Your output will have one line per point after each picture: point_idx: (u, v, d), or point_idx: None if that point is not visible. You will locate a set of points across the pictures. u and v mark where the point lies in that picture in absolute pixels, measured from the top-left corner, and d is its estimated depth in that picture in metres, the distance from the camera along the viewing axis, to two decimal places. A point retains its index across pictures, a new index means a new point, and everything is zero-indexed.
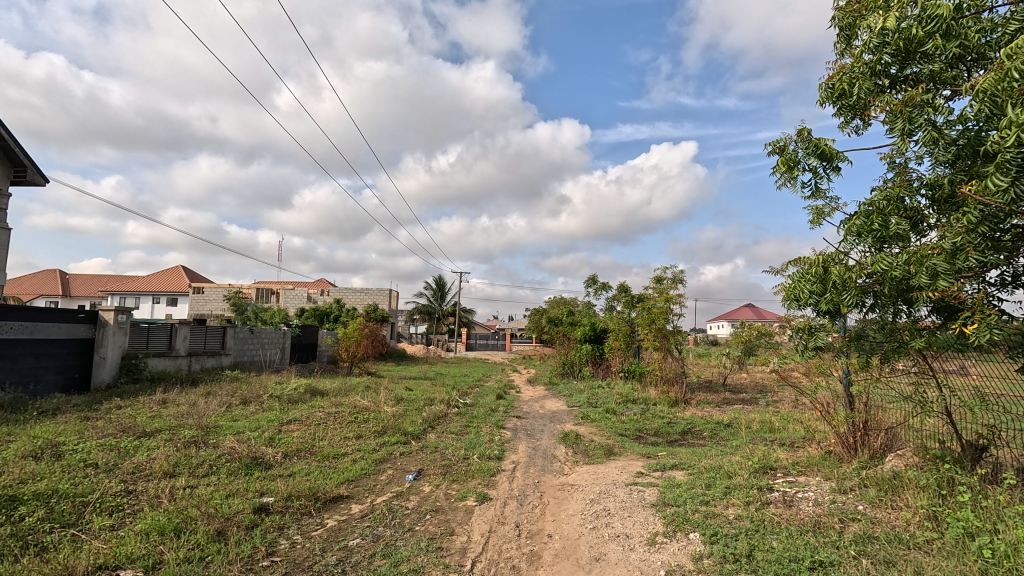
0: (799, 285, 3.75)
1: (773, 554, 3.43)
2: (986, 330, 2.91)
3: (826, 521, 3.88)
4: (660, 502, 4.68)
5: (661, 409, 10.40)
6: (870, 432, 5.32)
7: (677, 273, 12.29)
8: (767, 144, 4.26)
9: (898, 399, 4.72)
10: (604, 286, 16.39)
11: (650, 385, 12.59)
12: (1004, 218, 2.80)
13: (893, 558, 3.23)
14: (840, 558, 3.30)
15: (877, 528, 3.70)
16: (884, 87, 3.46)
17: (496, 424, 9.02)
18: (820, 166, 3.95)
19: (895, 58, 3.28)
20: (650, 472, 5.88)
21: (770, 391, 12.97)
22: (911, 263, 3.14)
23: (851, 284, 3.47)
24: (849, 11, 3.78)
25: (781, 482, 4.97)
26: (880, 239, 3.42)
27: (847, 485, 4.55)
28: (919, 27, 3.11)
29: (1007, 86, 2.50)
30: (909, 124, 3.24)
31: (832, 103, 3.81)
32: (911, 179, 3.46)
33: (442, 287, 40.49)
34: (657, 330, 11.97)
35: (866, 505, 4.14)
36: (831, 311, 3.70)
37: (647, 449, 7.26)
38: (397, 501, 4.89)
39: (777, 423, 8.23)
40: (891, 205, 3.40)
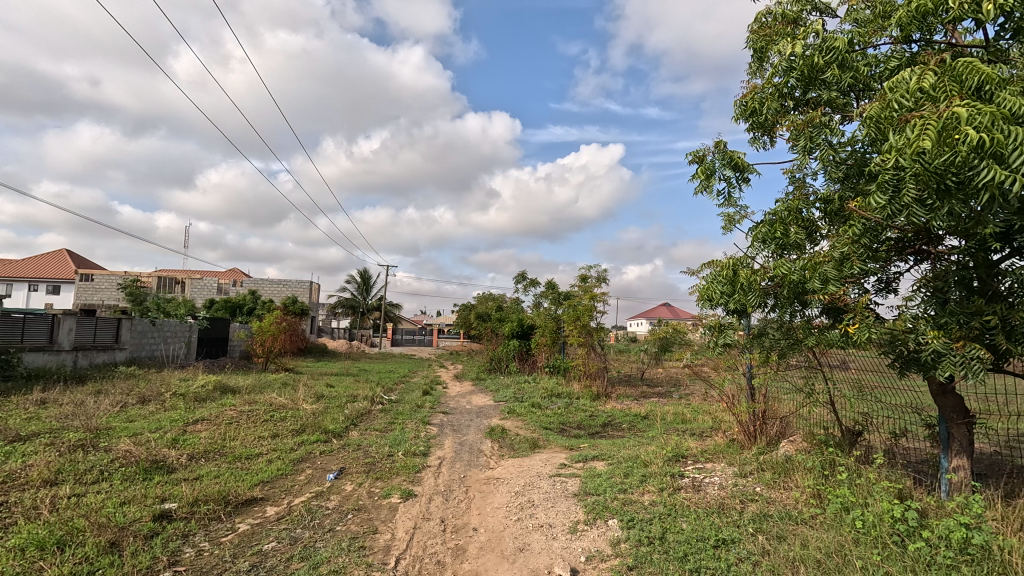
0: (711, 286, 4.04)
1: (682, 535, 3.70)
2: (864, 330, 3.33)
3: (729, 502, 4.24)
4: (581, 492, 4.88)
5: (584, 403, 10.79)
6: (768, 421, 5.82)
7: (601, 272, 12.82)
8: (687, 153, 4.49)
9: (793, 389, 5.28)
10: (532, 282, 16.66)
11: (574, 380, 13.01)
12: (883, 233, 3.18)
13: (784, 533, 3.59)
14: (740, 535, 3.63)
15: (771, 507, 4.08)
16: (789, 108, 3.82)
17: (422, 420, 8.92)
18: (733, 177, 4.27)
19: (799, 82, 3.62)
20: (573, 463, 6.11)
21: (683, 384, 13.84)
22: (807, 268, 3.50)
23: (755, 286, 3.79)
24: (761, 36, 4.11)
25: (691, 468, 5.36)
26: (780, 246, 3.77)
27: (747, 469, 4.99)
28: (819, 56, 3.43)
29: (888, 116, 2.71)
30: (808, 142, 3.60)
31: (744, 118, 4.13)
32: (807, 193, 3.85)
33: (368, 281, 39.43)
34: (582, 326, 12.44)
35: (763, 486, 4.57)
36: (739, 310, 4.03)
37: (570, 442, 7.53)
38: (317, 501, 4.71)
39: (689, 414, 8.84)
40: (791, 216, 3.77)
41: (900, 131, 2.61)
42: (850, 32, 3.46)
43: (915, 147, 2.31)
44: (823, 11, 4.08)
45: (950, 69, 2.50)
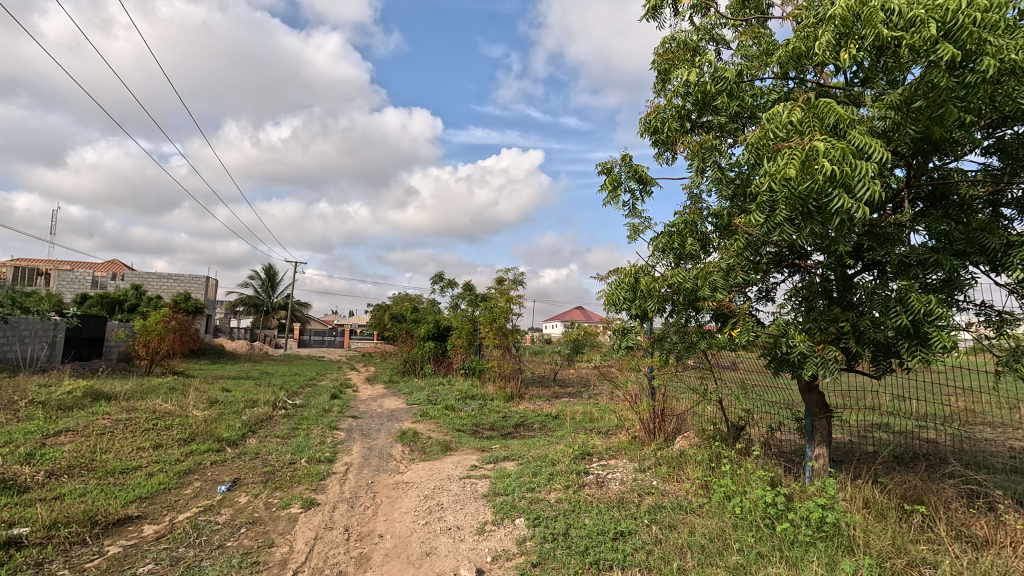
0: (616, 292, 4.26)
1: (584, 530, 3.86)
2: (745, 333, 3.70)
3: (628, 496, 4.49)
4: (491, 492, 4.93)
5: (497, 404, 10.91)
6: (665, 418, 6.26)
7: (517, 275, 13.06)
8: (597, 164, 4.71)
9: (687, 388, 5.72)
10: (449, 283, 16.56)
11: (489, 381, 13.11)
12: (762, 248, 3.56)
13: (675, 522, 3.88)
14: (637, 527, 3.86)
15: (665, 498, 4.39)
16: (687, 129, 4.13)
17: (329, 425, 8.52)
18: (637, 189, 4.54)
19: (695, 106, 3.93)
20: (484, 464, 6.16)
21: (592, 385, 14.47)
22: (699, 277, 3.81)
23: (655, 292, 4.07)
24: (665, 60, 4.42)
25: (595, 465, 5.61)
26: (677, 256, 4.08)
27: (646, 464, 5.33)
28: (712, 84, 3.75)
29: (766, 143, 2.98)
30: (702, 162, 3.95)
31: (648, 134, 4.42)
32: (701, 208, 4.20)
33: (274, 278, 36.98)
34: (498, 328, 12.58)
35: (659, 480, 4.90)
36: (640, 315, 4.30)
37: (482, 443, 7.57)
38: (205, 516, 4.33)
39: (596, 413, 9.24)
40: (687, 228, 4.11)
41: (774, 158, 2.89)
42: (739, 65, 3.84)
43: (782, 174, 2.56)
44: (718, 42, 4.47)
45: (814, 108, 2.77)
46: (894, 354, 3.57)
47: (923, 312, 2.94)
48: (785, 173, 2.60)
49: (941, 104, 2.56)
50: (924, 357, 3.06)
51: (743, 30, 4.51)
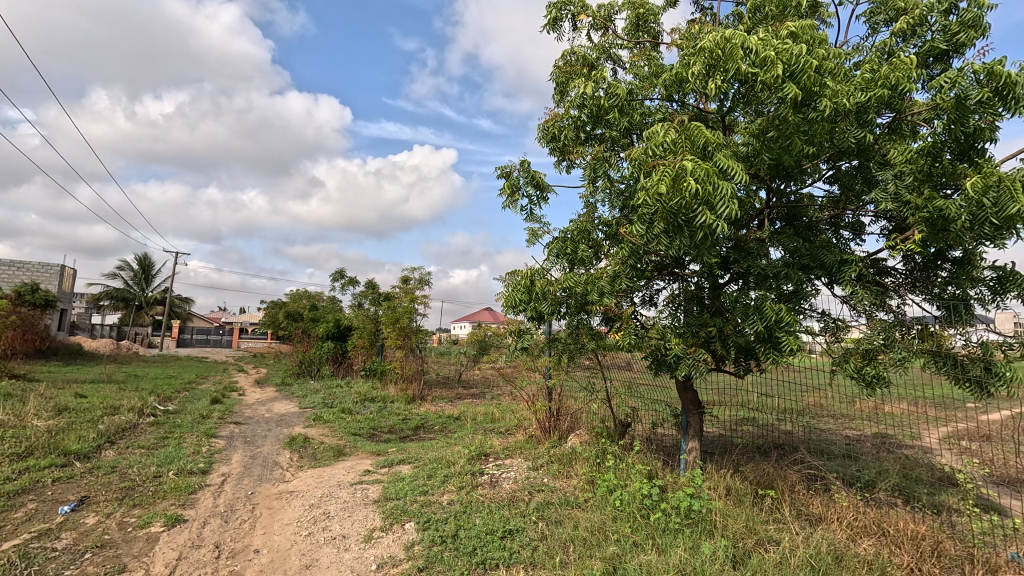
0: (512, 294, 4.34)
1: (473, 530, 3.88)
2: (628, 336, 3.98)
3: (519, 494, 4.59)
4: (382, 498, 4.78)
5: (398, 406, 10.65)
6: (560, 417, 6.50)
7: (423, 274, 12.86)
8: (496, 168, 4.77)
9: (580, 388, 5.98)
10: (351, 281, 15.89)
11: (390, 383, 12.75)
12: (644, 256, 3.82)
13: (561, 518, 4.02)
14: (524, 524, 3.95)
15: (554, 495, 4.54)
16: (582, 140, 4.32)
17: (206, 432, 7.77)
18: (534, 194, 4.67)
19: (589, 119, 4.13)
20: (378, 468, 5.96)
21: (496, 385, 14.65)
22: (589, 282, 4.00)
23: (549, 295, 4.21)
24: (564, 72, 4.60)
25: (491, 465, 5.67)
26: (570, 261, 4.26)
27: (539, 462, 5.48)
28: (605, 99, 3.95)
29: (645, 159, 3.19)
30: (594, 172, 4.18)
31: (547, 142, 4.57)
32: (594, 216, 4.41)
33: (149, 269, 33.07)
34: (401, 329, 12.27)
35: (550, 477, 5.06)
36: (535, 317, 4.41)
37: (378, 447, 7.34)
38: (38, 543, 3.73)
39: (497, 414, 9.35)
40: (580, 235, 4.30)
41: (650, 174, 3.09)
42: (630, 85, 4.12)
43: (656, 189, 2.74)
44: (615, 61, 4.76)
45: (686, 131, 3.01)
46: (753, 357, 3.99)
47: (775, 319, 3.30)
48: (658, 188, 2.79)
49: (789, 136, 2.92)
50: (775, 359, 3.45)
51: (637, 52, 4.83)
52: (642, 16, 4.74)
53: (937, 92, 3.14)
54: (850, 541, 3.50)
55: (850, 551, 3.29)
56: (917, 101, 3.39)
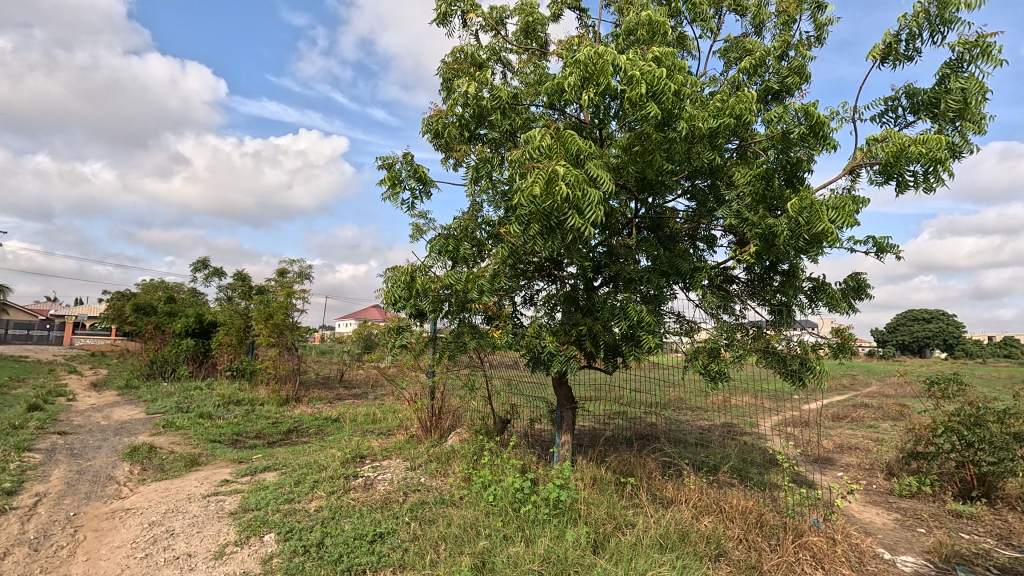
0: (392, 290, 4.20)
1: (341, 537, 3.69)
2: (507, 334, 4.17)
3: (394, 496, 4.47)
4: (239, 509, 4.37)
5: (268, 409, 9.83)
6: (442, 415, 6.46)
7: (302, 268, 12.02)
8: (377, 158, 4.60)
9: (462, 386, 6.00)
10: (218, 272, 14.36)
11: (261, 384, 11.72)
12: (522, 257, 3.92)
13: (434, 517, 3.99)
14: (396, 526, 3.85)
15: (430, 494, 4.49)
16: (467, 139, 4.35)
17: (17, 446, 6.50)
18: (417, 189, 4.59)
19: (473, 118, 4.16)
20: (238, 477, 5.44)
21: (380, 385, 14.15)
22: (469, 280, 4.02)
23: (429, 292, 4.15)
24: (451, 69, 4.58)
25: (366, 468, 5.46)
26: (452, 259, 4.27)
27: (417, 462, 5.39)
28: (489, 100, 4.02)
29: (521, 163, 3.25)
30: (478, 173, 4.26)
31: (432, 137, 4.53)
32: (477, 215, 4.46)
33: None
34: (274, 325, 11.18)
35: (427, 476, 5.00)
36: (415, 314, 4.33)
37: (241, 454, 6.70)
38: None
39: (379, 414, 9.04)
40: (463, 233, 4.32)
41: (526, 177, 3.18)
42: (515, 89, 4.23)
43: (530, 191, 2.82)
44: (503, 65, 4.86)
45: (562, 138, 3.13)
46: (619, 355, 4.28)
47: (638, 319, 3.54)
48: (531, 190, 2.86)
49: (651, 151, 3.20)
50: (637, 356, 3.70)
51: (524, 58, 4.97)
52: (531, 24, 4.89)
53: (771, 126, 3.63)
54: (694, 518, 3.91)
55: (693, 528, 3.67)
56: (757, 132, 3.89)
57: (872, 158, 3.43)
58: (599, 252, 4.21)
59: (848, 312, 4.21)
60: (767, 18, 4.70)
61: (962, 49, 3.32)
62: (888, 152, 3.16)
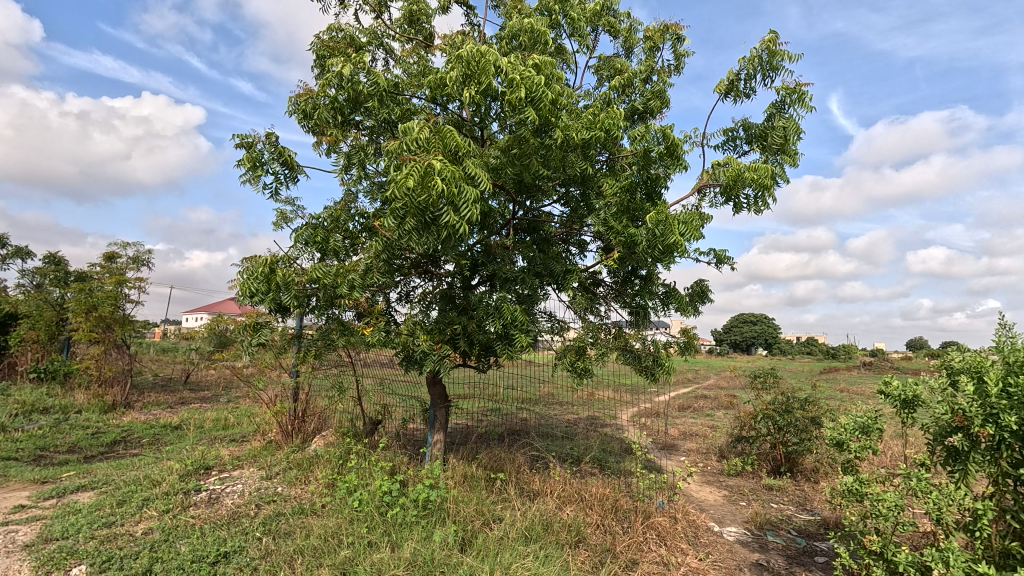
0: (247, 282, 3.78)
1: (175, 561, 3.23)
2: (377, 332, 3.95)
3: (244, 509, 4.04)
4: (38, 540, 3.60)
5: (87, 418, 8.30)
6: (305, 418, 6.01)
7: (139, 252, 10.37)
8: (234, 135, 4.12)
9: (328, 387, 5.64)
10: (21, 252, 11.79)
11: (78, 388, 9.87)
12: (397, 252, 3.79)
13: (291, 528, 3.68)
14: (245, 543, 3.48)
15: (287, 504, 4.14)
16: (340, 124, 4.10)
17: None
18: (282, 173, 4.21)
19: (348, 102, 3.92)
20: (39, 501, 4.50)
21: (235, 387, 12.77)
22: (339, 275, 3.78)
23: (292, 286, 3.82)
24: (325, 47, 4.28)
25: (212, 480, 4.86)
26: (321, 251, 4.00)
27: (274, 470, 4.94)
28: (366, 86, 3.82)
29: (396, 154, 3.10)
30: (351, 161, 4.06)
31: (301, 118, 4.18)
32: (350, 207, 4.23)
33: None
34: (98, 319, 9.42)
35: (284, 485, 4.60)
36: (275, 309, 3.95)
37: (45, 472, 5.56)
38: None
39: (231, 419, 8.13)
40: (334, 224, 4.06)
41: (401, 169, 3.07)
42: (395, 78, 4.09)
43: (404, 184, 2.72)
44: (385, 51, 4.66)
45: (440, 132, 3.07)
46: (493, 353, 4.33)
47: (511, 318, 3.61)
48: (406, 182, 2.75)
49: (528, 155, 3.29)
50: (509, 354, 3.77)
51: (407, 47, 4.81)
52: (415, 13, 4.75)
53: (636, 143, 3.96)
54: (557, 509, 4.10)
55: (556, 518, 3.85)
56: (623, 147, 4.21)
57: (715, 180, 3.90)
58: (477, 251, 4.23)
59: (693, 315, 4.75)
60: (636, 44, 5.11)
61: (785, 94, 3.92)
62: (728, 176, 3.62)
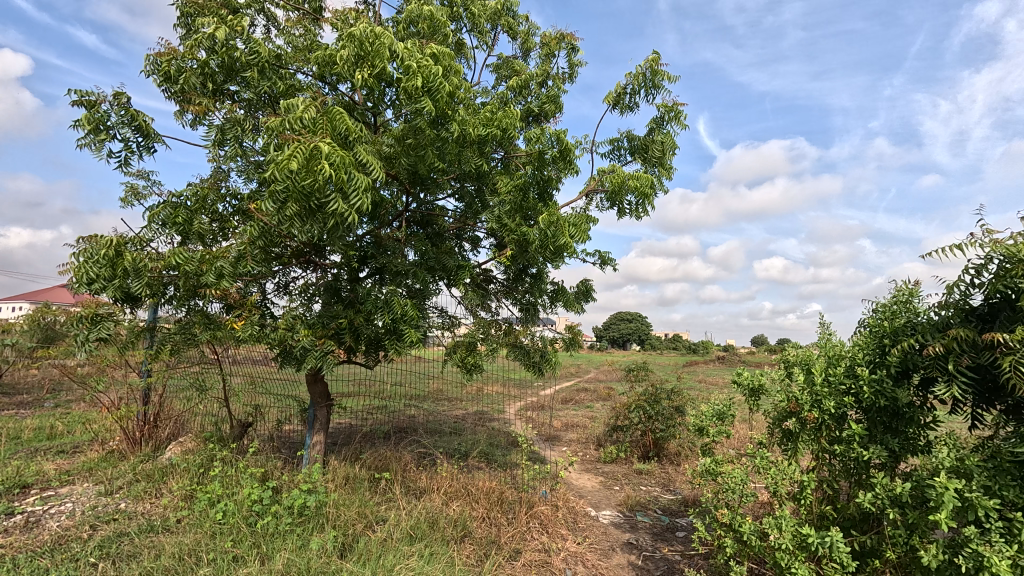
0: (82, 266, 3.19)
1: None
2: (249, 326, 3.56)
3: (73, 533, 3.43)
4: None
5: None
6: (159, 423, 5.30)
7: None
8: (69, 90, 3.47)
9: (187, 387, 5.03)
10: None
11: None
12: (276, 239, 3.48)
13: (137, 550, 3.21)
14: (73, 572, 2.95)
15: (132, 522, 3.60)
16: (210, 92, 3.67)
17: None
18: (133, 141, 3.65)
19: (221, 69, 3.51)
20: None
21: (65, 389, 10.84)
22: (204, 261, 3.37)
23: (144, 272, 3.32)
24: (193, 4, 3.79)
25: (30, 500, 4.07)
26: (182, 233, 3.56)
27: (116, 484, 4.27)
28: (244, 54, 3.46)
29: (277, 132, 2.83)
30: (223, 135, 3.66)
31: (160, 80, 3.65)
32: (220, 186, 3.81)
33: None
34: None
35: (128, 501, 4.00)
36: (120, 298, 3.41)
37: None
38: None
39: (59, 428, 6.89)
40: (199, 204, 3.62)
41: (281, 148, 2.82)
42: (277, 49, 3.76)
43: (286, 165, 2.49)
44: (266, 18, 4.25)
45: (328, 113, 2.87)
46: (381, 349, 4.15)
47: (401, 313, 3.49)
48: (288, 164, 2.52)
49: (424, 146, 3.20)
50: (398, 350, 3.63)
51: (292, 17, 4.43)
52: None
53: (531, 144, 4.06)
54: (444, 505, 4.07)
55: (442, 514, 3.82)
56: (518, 147, 4.30)
57: (601, 185, 4.14)
58: (366, 242, 4.04)
59: (578, 313, 5.00)
60: (533, 47, 5.24)
61: (664, 111, 4.27)
62: (613, 182, 3.85)
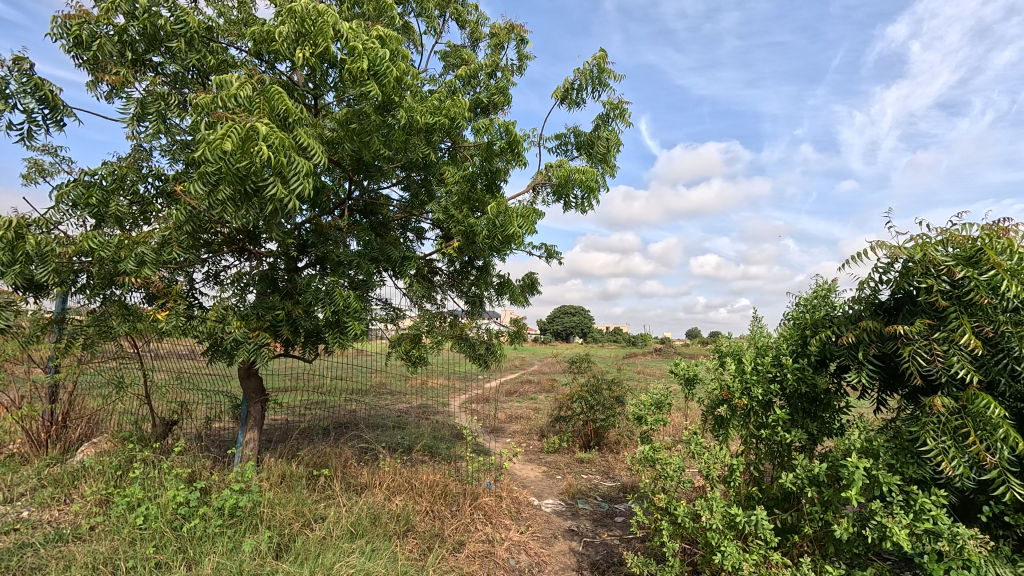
0: None
1: None
2: (173, 317, 3.31)
3: None
4: None
5: None
6: (68, 423, 4.89)
7: None
8: None
9: (101, 385, 4.66)
10: None
11: None
12: (206, 224, 3.25)
13: (42, 561, 2.92)
14: None
15: (36, 532, 3.27)
16: (129, 62, 3.36)
17: None
18: (37, 112, 3.29)
19: (142, 37, 3.22)
20: None
21: None
22: (122, 247, 3.10)
23: (51, 258, 3.01)
24: None
25: None
26: (97, 215, 3.26)
27: (16, 491, 3.86)
28: (170, 23, 3.20)
29: (207, 109, 2.63)
30: (143, 109, 3.36)
31: (69, 46, 3.30)
32: (141, 165, 3.52)
33: None
34: None
35: (32, 509, 3.63)
36: (21, 285, 3.07)
37: None
38: None
39: None
40: (117, 185, 3.33)
41: (212, 127, 2.63)
42: (207, 20, 3.50)
43: (217, 145, 2.33)
44: None
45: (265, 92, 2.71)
46: (320, 342, 3.99)
47: (343, 305, 3.36)
48: (220, 144, 2.35)
49: (369, 132, 3.10)
50: (339, 343, 3.50)
51: None
52: None
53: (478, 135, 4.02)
54: (386, 500, 3.99)
55: (384, 509, 3.75)
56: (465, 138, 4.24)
57: (548, 179, 4.17)
58: (305, 230, 3.86)
59: (523, 305, 5.03)
60: (481, 37, 5.20)
61: (610, 108, 4.37)
62: (559, 176, 3.90)
